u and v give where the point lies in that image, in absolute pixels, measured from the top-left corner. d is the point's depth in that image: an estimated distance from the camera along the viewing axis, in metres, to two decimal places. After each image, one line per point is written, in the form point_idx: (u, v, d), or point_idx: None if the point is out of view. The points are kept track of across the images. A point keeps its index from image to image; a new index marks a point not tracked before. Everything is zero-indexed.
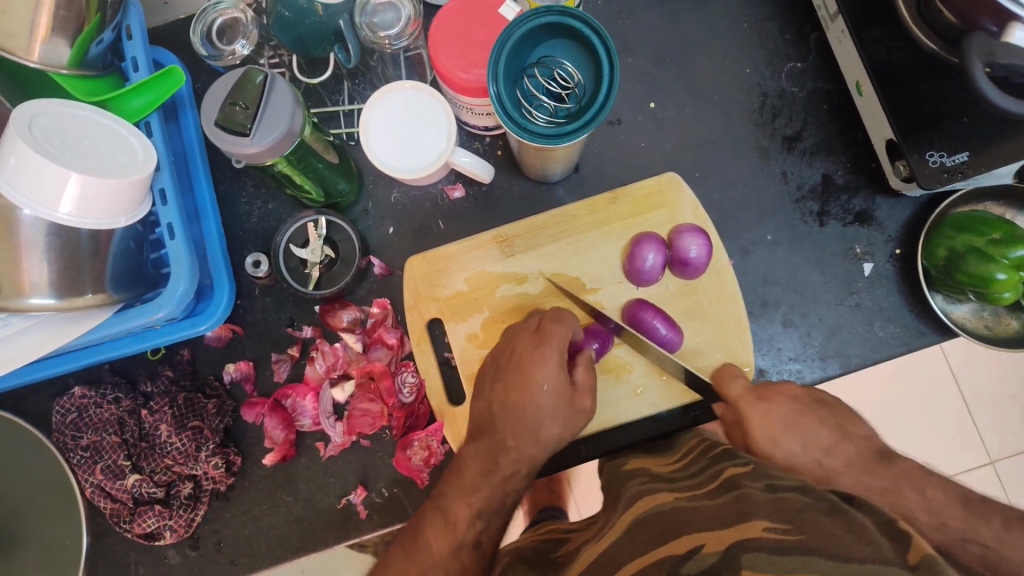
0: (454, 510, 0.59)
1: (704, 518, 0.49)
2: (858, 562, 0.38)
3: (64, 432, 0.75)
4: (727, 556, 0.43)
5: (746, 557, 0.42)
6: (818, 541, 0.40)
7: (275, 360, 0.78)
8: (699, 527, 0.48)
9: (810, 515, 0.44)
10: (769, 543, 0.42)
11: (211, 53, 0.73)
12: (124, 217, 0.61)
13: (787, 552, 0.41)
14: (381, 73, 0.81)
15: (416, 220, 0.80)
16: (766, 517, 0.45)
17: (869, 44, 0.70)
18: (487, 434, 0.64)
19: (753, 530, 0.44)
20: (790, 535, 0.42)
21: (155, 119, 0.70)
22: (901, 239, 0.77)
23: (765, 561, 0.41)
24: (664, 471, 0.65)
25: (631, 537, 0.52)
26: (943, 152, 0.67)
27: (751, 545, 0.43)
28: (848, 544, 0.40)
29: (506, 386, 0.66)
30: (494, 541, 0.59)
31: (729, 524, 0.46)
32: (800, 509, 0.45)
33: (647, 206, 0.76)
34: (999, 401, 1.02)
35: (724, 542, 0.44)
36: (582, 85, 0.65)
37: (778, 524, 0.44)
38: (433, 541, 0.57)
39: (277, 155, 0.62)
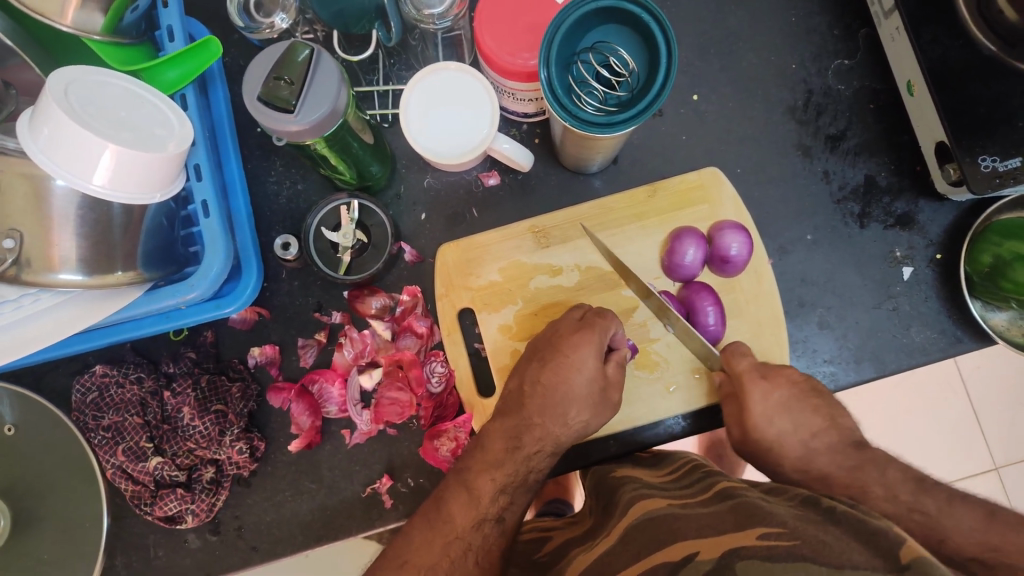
0: (478, 483, 0.62)
1: (699, 524, 0.52)
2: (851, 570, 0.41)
3: (84, 412, 0.73)
4: (722, 563, 0.45)
5: (740, 564, 0.44)
6: (812, 550, 0.43)
7: (301, 345, 0.76)
8: (693, 535, 0.51)
9: (805, 527, 0.46)
10: (763, 550, 0.45)
11: (247, 25, 0.70)
12: (159, 192, 0.59)
13: (782, 560, 0.44)
14: (420, 52, 0.78)
15: (449, 207, 0.78)
16: (761, 525, 0.48)
17: (925, 42, 0.69)
18: (514, 413, 0.66)
19: (748, 538, 0.47)
20: (786, 542, 0.44)
21: (190, 93, 0.68)
22: (942, 244, 0.76)
23: (761, 568, 0.43)
24: (655, 477, 0.66)
25: (626, 547, 0.54)
26: (995, 156, 0.66)
27: (745, 554, 0.45)
28: (839, 552, 0.43)
29: (540, 367, 0.67)
30: (515, 521, 0.62)
31: (728, 532, 0.49)
32: (795, 518, 0.48)
33: (687, 201, 0.75)
34: (1005, 409, 1.06)
35: (719, 549, 0.47)
36: (637, 73, 0.63)
37: (772, 530, 0.47)
38: (454, 514, 0.60)
39: (319, 134, 0.60)
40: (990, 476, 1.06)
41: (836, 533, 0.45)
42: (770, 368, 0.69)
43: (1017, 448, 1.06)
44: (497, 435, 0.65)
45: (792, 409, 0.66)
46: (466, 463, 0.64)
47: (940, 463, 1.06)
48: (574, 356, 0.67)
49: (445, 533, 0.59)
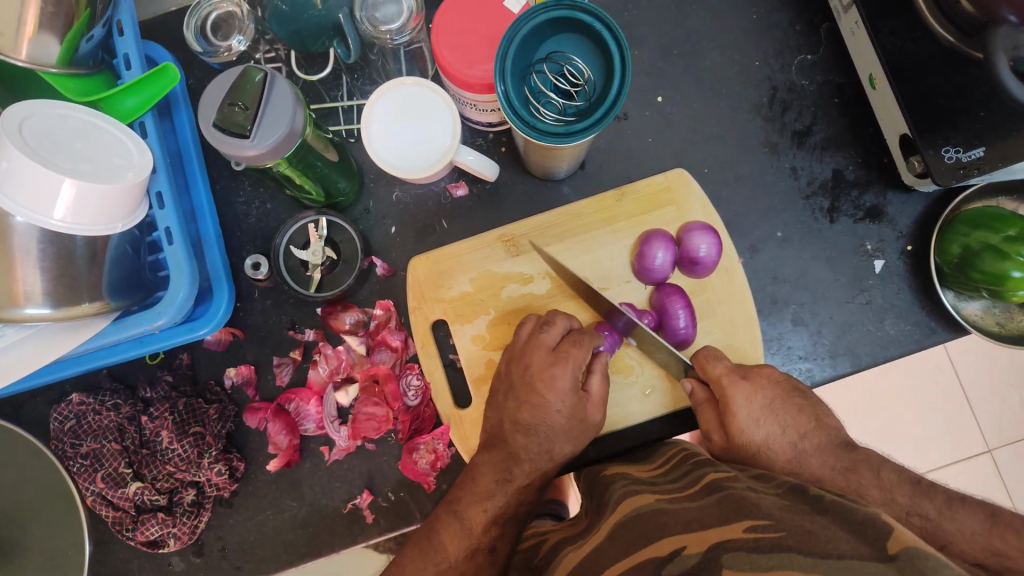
0: (469, 513, 0.63)
1: (687, 518, 0.52)
2: (837, 558, 0.40)
3: (63, 440, 0.73)
4: (710, 556, 0.45)
5: (727, 557, 0.45)
6: (797, 541, 0.43)
7: (277, 363, 0.76)
8: (681, 530, 0.51)
9: (795, 518, 0.46)
10: (749, 542, 0.45)
11: (206, 49, 0.71)
12: (121, 222, 0.60)
13: (768, 552, 0.43)
14: (382, 67, 0.78)
15: (419, 219, 0.78)
16: (747, 518, 0.48)
17: (884, 35, 0.69)
18: (500, 447, 0.67)
19: (734, 532, 0.47)
20: (771, 533, 0.45)
21: (151, 120, 0.68)
22: (913, 235, 0.76)
23: (746, 560, 0.43)
24: (646, 473, 0.66)
25: (614, 544, 0.54)
26: (958, 147, 0.66)
27: (731, 546, 0.45)
28: (825, 540, 0.42)
29: (518, 402, 0.68)
30: (509, 547, 0.63)
31: (713, 526, 0.49)
32: (782, 510, 0.48)
33: (656, 203, 0.75)
34: (995, 392, 1.06)
35: (705, 543, 0.47)
36: (592, 81, 0.63)
37: (758, 522, 0.47)
38: (447, 544, 0.61)
39: (278, 156, 0.60)
40: (982, 459, 1.06)
41: (822, 521, 0.45)
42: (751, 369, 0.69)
43: (1009, 429, 1.06)
44: (486, 469, 0.65)
45: (777, 411, 0.65)
46: (457, 495, 0.65)
47: (933, 448, 1.06)
48: (553, 378, 0.67)
49: (438, 562, 0.60)
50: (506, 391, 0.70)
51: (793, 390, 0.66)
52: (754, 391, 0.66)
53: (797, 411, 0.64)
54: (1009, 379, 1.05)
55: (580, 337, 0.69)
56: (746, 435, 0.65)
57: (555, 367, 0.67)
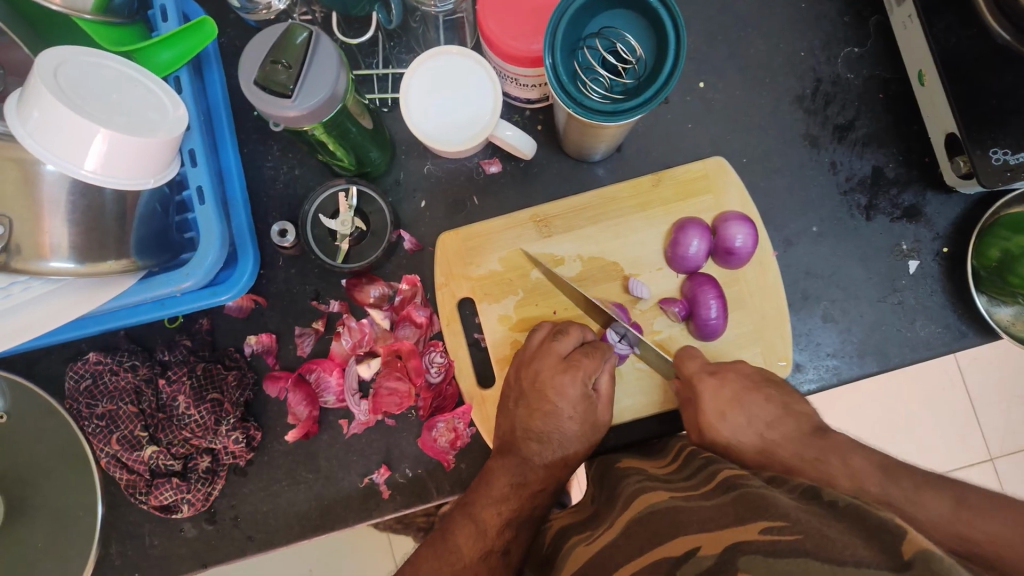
0: (482, 515, 0.62)
1: (702, 518, 0.50)
2: (852, 566, 0.38)
3: (77, 400, 0.72)
4: (725, 559, 0.43)
5: (743, 561, 0.42)
6: (813, 545, 0.40)
7: (299, 333, 0.75)
8: (695, 529, 0.49)
9: (811, 521, 0.43)
10: (766, 545, 0.42)
11: (244, 5, 0.73)
12: (152, 178, 0.57)
13: (782, 555, 0.41)
14: (422, 36, 0.76)
15: (450, 194, 0.77)
16: (764, 519, 0.45)
17: (938, 30, 0.67)
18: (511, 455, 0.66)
19: (752, 533, 0.44)
20: (787, 536, 0.42)
21: (185, 75, 0.66)
22: (949, 237, 0.75)
23: (762, 564, 0.41)
24: (659, 468, 0.65)
25: (627, 542, 0.52)
26: (1007, 149, 0.65)
27: (747, 548, 0.43)
28: (841, 547, 0.40)
29: (529, 408, 0.68)
30: (522, 551, 0.62)
31: (728, 526, 0.47)
32: (799, 511, 0.46)
33: (692, 191, 0.74)
34: (1002, 402, 1.05)
35: (722, 544, 0.45)
36: (643, 60, 0.61)
37: (775, 523, 0.44)
38: (462, 544, 0.60)
39: (316, 120, 0.59)
40: (985, 467, 1.06)
41: (839, 527, 0.42)
42: (719, 366, 0.69)
43: (1013, 439, 1.06)
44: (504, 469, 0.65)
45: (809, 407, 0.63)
46: (473, 498, 0.65)
47: (935, 454, 1.06)
48: (562, 386, 0.67)
49: (453, 563, 0.59)
50: (517, 391, 0.69)
51: (763, 382, 0.67)
52: (723, 387, 0.66)
53: (765, 401, 0.65)
54: (1017, 390, 1.05)
55: (592, 349, 0.69)
56: (716, 432, 0.64)
57: (564, 375, 0.67)
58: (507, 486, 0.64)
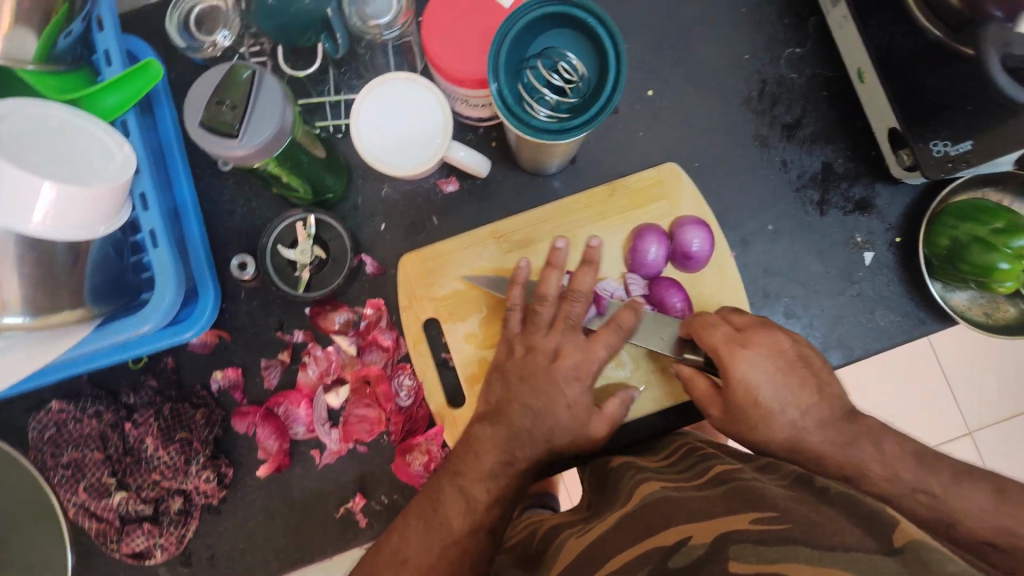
0: (473, 490, 0.58)
1: (692, 509, 0.50)
2: (843, 552, 0.39)
3: (42, 450, 0.71)
4: (714, 548, 0.43)
5: (733, 549, 0.42)
6: (803, 533, 0.41)
7: (265, 366, 0.74)
8: (686, 520, 0.49)
9: (799, 511, 0.44)
10: (755, 534, 0.43)
11: (190, 45, 0.70)
12: (103, 225, 0.57)
13: (773, 543, 0.41)
14: (369, 61, 0.75)
15: (409, 216, 0.77)
16: (753, 510, 0.46)
17: (873, 29, 0.69)
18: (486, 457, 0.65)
19: (740, 523, 0.45)
20: (777, 524, 0.42)
21: (132, 118, 0.65)
22: (901, 227, 0.76)
23: (753, 552, 0.41)
24: (653, 463, 0.65)
25: (618, 534, 0.52)
26: (947, 141, 0.66)
27: (737, 537, 0.43)
28: (831, 534, 0.41)
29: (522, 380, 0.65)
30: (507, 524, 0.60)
31: (718, 516, 0.47)
32: (787, 499, 0.47)
33: (647, 198, 0.75)
34: (976, 377, 1.07)
35: (711, 535, 0.45)
36: (587, 78, 0.62)
37: (764, 515, 0.44)
38: (451, 514, 0.57)
39: (267, 156, 0.58)
40: (964, 441, 1.08)
41: (829, 514, 0.43)
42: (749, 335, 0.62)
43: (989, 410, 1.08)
44: None
45: None
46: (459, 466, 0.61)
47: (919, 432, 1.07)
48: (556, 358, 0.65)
49: (444, 532, 0.56)
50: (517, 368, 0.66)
51: (796, 360, 0.61)
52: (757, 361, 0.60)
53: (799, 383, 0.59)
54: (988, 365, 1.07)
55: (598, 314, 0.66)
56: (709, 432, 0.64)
57: None
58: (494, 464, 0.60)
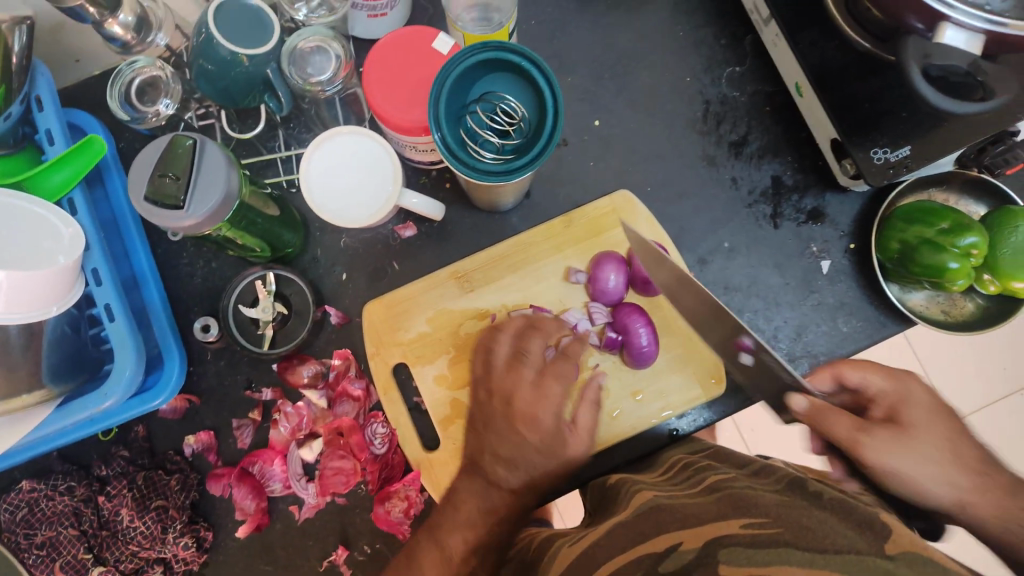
0: (449, 540, 0.60)
1: (684, 516, 0.51)
2: (834, 553, 0.40)
3: (15, 531, 0.70)
4: (706, 553, 0.44)
5: (724, 554, 0.43)
6: (793, 536, 0.42)
7: (237, 426, 0.74)
8: (678, 526, 0.49)
9: (789, 510, 0.45)
10: (746, 538, 0.44)
11: (133, 117, 0.67)
12: (56, 304, 0.56)
13: (764, 546, 0.43)
14: (316, 114, 0.76)
15: (370, 263, 0.77)
16: (744, 514, 0.47)
17: (804, 46, 0.70)
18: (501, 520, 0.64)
19: (733, 527, 0.46)
20: (768, 529, 0.44)
21: (79, 194, 0.65)
22: (854, 234, 0.78)
23: (744, 556, 0.42)
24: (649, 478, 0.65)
25: (614, 541, 0.52)
26: (886, 147, 0.67)
27: (728, 542, 0.44)
28: (823, 536, 0.42)
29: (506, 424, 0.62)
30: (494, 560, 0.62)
31: (710, 521, 0.48)
32: (779, 504, 0.47)
33: (603, 226, 0.76)
34: (955, 366, 1.08)
35: (702, 540, 0.46)
36: (528, 118, 0.63)
37: (755, 518, 0.46)
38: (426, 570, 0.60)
39: (217, 222, 0.58)
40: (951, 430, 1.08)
41: (820, 513, 0.44)
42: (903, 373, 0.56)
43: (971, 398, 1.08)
44: None
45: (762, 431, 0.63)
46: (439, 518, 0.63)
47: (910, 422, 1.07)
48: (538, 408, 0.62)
49: None
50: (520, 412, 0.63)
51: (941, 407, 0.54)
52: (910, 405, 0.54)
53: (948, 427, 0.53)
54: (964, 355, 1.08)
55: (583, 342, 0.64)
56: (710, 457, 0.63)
57: None
58: (473, 511, 0.61)
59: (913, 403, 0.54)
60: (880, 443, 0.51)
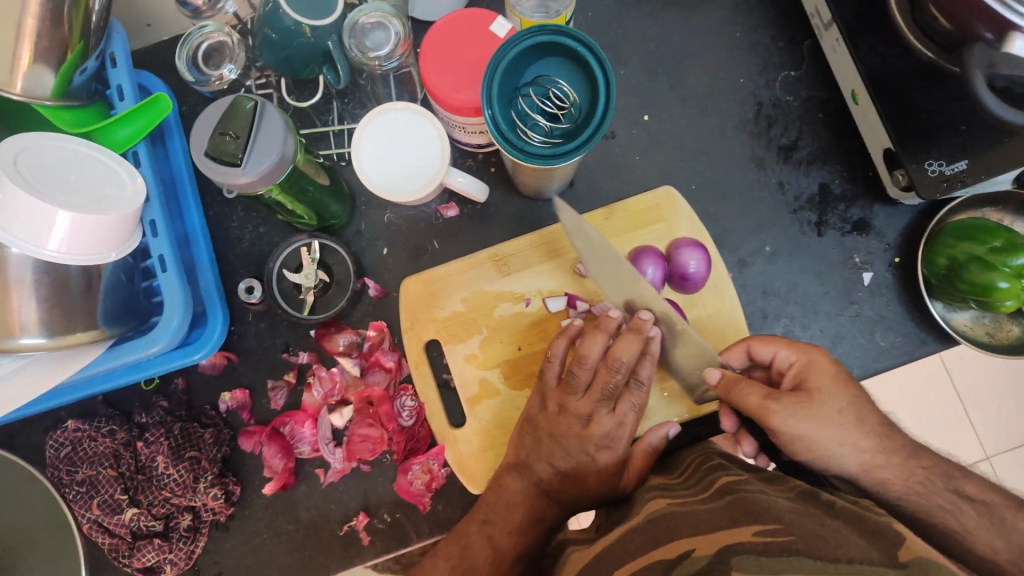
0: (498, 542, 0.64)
1: (695, 522, 0.49)
2: (845, 562, 0.39)
3: (58, 468, 0.73)
4: (716, 558, 0.43)
5: (736, 559, 0.42)
6: (806, 545, 0.41)
7: (271, 387, 0.77)
8: (690, 533, 0.48)
9: (801, 523, 0.44)
10: (757, 545, 0.42)
11: (197, 79, 0.70)
12: (115, 250, 0.59)
13: (775, 554, 0.41)
14: (371, 91, 0.78)
15: (411, 240, 0.79)
16: (753, 522, 0.45)
17: (863, 52, 0.69)
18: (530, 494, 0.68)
19: (743, 535, 0.44)
20: (780, 537, 0.42)
21: (142, 149, 0.68)
22: (900, 248, 0.76)
23: (756, 563, 0.41)
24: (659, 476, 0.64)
25: (626, 547, 0.51)
26: (941, 160, 0.66)
27: (739, 549, 0.43)
28: (835, 545, 0.41)
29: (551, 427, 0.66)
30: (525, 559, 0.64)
31: (722, 528, 0.47)
32: (792, 514, 0.46)
33: (644, 220, 0.76)
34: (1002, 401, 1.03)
35: (714, 546, 0.44)
36: (578, 104, 0.63)
37: (767, 526, 0.44)
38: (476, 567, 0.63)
39: (269, 183, 0.61)
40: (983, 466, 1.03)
41: (833, 527, 0.44)
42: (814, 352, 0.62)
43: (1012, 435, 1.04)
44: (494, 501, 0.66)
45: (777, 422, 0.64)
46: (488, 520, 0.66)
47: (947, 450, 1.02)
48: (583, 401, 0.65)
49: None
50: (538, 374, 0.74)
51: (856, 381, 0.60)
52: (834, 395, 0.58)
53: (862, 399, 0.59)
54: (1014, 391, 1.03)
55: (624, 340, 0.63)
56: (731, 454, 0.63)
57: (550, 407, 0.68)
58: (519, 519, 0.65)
59: (816, 369, 0.60)
60: (792, 407, 0.58)
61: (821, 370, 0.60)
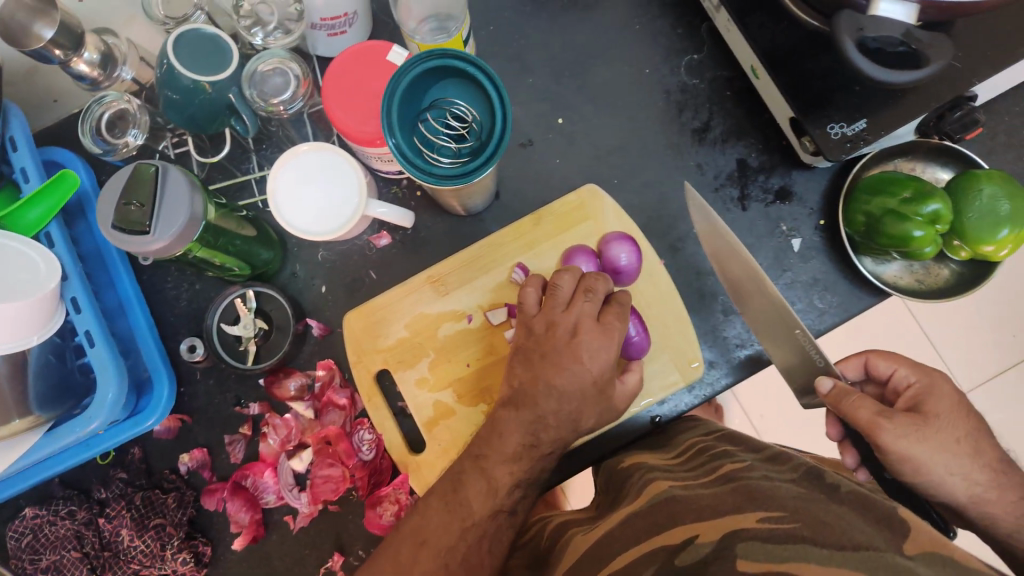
0: (495, 475, 0.60)
1: (701, 507, 0.51)
2: (852, 549, 0.40)
3: (21, 557, 0.72)
4: (724, 546, 0.44)
5: (741, 548, 0.43)
6: (813, 534, 0.42)
7: (228, 442, 0.76)
8: (696, 519, 0.49)
9: (806, 508, 0.45)
10: (764, 532, 0.44)
11: (104, 150, 0.71)
12: (36, 334, 0.60)
13: (780, 541, 0.42)
14: (284, 136, 0.79)
15: (347, 275, 0.79)
16: (760, 509, 0.46)
17: (753, 29, 0.71)
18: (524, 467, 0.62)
19: (749, 521, 0.46)
20: (784, 524, 0.43)
21: (56, 228, 0.67)
22: (823, 210, 0.78)
23: (762, 551, 0.42)
24: (663, 459, 0.65)
25: (628, 531, 0.53)
26: (841, 123, 0.68)
27: (746, 536, 0.44)
28: (840, 532, 0.42)
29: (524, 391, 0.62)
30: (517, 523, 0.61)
31: (729, 514, 0.48)
32: (796, 497, 0.47)
33: (572, 221, 0.77)
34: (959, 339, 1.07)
35: (720, 534, 0.46)
36: (479, 121, 0.65)
37: (772, 513, 0.45)
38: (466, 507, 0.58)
39: (186, 242, 0.61)
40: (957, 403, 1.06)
41: (839, 511, 0.44)
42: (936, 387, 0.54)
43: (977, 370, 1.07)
44: None
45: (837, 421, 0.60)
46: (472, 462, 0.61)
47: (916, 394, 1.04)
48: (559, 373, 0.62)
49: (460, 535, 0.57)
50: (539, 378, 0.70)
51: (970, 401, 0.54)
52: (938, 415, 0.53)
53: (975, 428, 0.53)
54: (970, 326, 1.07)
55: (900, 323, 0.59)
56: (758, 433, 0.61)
57: None
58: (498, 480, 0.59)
59: (937, 394, 0.54)
60: (900, 426, 0.52)
61: (942, 395, 0.54)
